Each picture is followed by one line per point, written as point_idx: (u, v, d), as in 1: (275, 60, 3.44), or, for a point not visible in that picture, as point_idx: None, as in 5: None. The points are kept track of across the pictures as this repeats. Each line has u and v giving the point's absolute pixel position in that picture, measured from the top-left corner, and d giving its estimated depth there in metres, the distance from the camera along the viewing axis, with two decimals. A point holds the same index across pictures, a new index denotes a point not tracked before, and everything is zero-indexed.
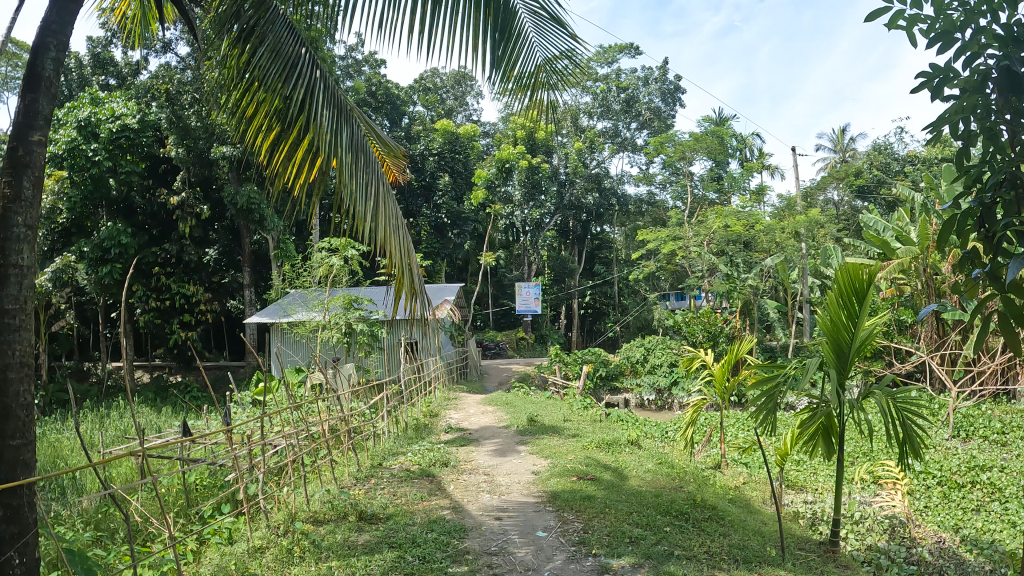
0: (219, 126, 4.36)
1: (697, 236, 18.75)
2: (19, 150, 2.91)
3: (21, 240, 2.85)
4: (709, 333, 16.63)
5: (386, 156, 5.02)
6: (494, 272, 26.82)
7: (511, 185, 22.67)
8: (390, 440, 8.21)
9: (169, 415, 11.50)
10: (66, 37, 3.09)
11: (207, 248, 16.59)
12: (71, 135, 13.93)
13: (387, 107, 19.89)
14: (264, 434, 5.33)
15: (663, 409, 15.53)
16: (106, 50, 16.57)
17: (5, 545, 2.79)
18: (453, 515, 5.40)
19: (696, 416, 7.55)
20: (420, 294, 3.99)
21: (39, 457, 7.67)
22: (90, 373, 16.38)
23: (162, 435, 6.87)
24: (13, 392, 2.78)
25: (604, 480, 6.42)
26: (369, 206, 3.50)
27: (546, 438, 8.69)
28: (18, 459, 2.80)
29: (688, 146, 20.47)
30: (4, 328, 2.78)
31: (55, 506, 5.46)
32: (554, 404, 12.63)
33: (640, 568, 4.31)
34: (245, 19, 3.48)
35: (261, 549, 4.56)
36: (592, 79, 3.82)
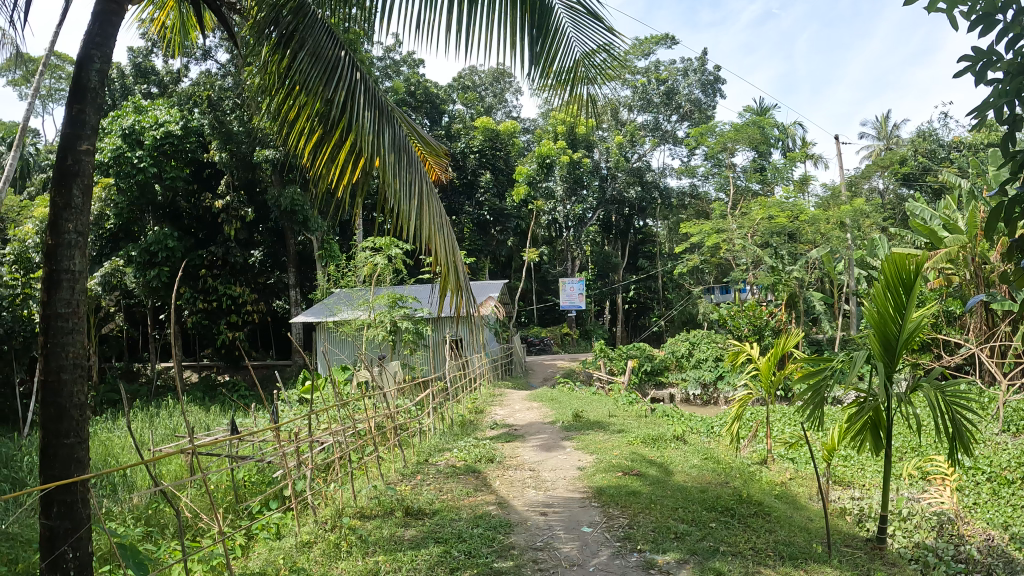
0: (262, 130, 4.44)
1: (740, 228, 18.46)
2: (68, 160, 3.00)
3: (73, 246, 2.96)
4: (755, 327, 16.38)
5: (428, 155, 5.04)
6: (536, 268, 26.84)
7: (552, 181, 22.56)
8: (436, 436, 8.29)
9: (217, 412, 11.78)
10: (109, 48, 3.19)
11: (252, 250, 16.95)
12: (116, 143, 14.37)
13: (428, 106, 19.99)
14: (310, 432, 5.42)
15: (708, 403, 15.36)
16: (147, 59, 17.00)
17: (60, 539, 2.91)
18: (499, 510, 5.41)
19: (742, 411, 7.43)
20: (465, 292, 3.98)
21: (93, 455, 7.92)
22: (141, 373, 16.85)
23: (211, 433, 7.04)
24: (67, 393, 2.88)
25: (649, 476, 6.38)
26: (412, 205, 3.52)
27: (591, 433, 8.66)
28: (72, 457, 2.90)
29: (730, 137, 20.13)
30: (58, 331, 2.88)
31: (108, 503, 5.64)
32: (599, 399, 12.57)
33: (685, 564, 4.27)
34: (285, 26, 3.55)
35: (309, 544, 4.64)
36: (632, 71, 3.78)
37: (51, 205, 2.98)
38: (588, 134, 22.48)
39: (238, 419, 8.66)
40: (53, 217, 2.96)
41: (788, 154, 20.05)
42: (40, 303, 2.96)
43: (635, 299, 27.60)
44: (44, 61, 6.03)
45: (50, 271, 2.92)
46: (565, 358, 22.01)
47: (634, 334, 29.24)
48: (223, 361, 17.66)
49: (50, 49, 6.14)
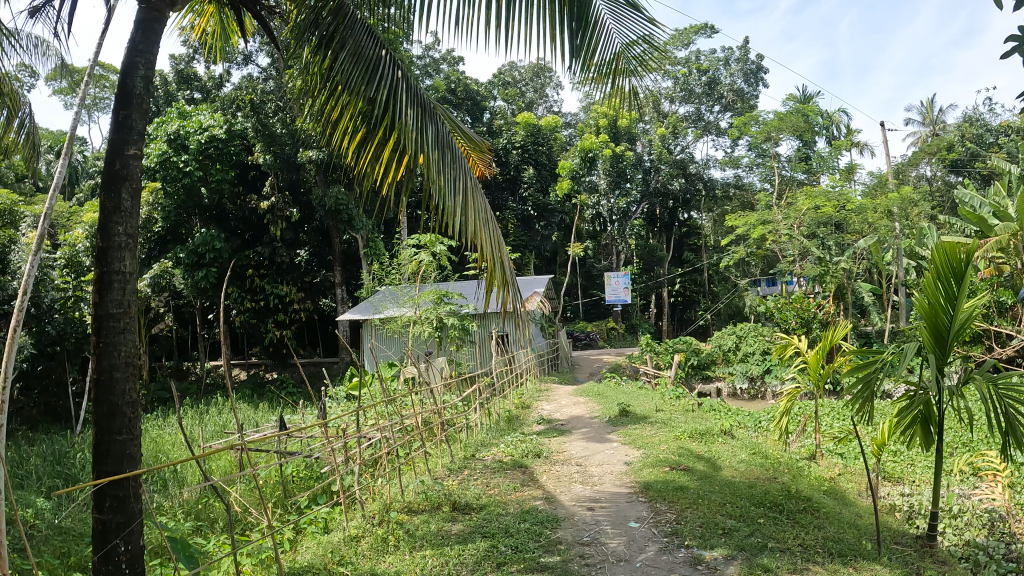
0: (306, 131, 4.50)
1: (786, 218, 18.07)
2: (117, 165, 3.10)
3: (123, 248, 3.05)
4: (803, 319, 16.08)
5: (471, 151, 5.04)
6: (581, 263, 26.77)
7: (596, 174, 22.38)
8: (483, 431, 8.34)
9: (265, 409, 12.06)
10: (152, 55, 3.27)
11: (298, 249, 17.28)
12: (162, 148, 14.78)
13: (468, 103, 20.01)
14: (358, 428, 5.46)
15: (756, 398, 15.08)
16: (189, 66, 17.40)
17: (113, 533, 3.00)
18: (546, 505, 5.43)
19: (790, 405, 7.28)
20: (512, 287, 3.97)
21: (145, 451, 8.16)
22: (190, 372, 17.31)
23: (260, 430, 7.19)
24: (120, 391, 2.99)
25: (697, 471, 6.29)
26: (457, 201, 3.54)
27: (638, 427, 8.61)
28: (124, 453, 3.00)
29: (774, 126, 19.76)
30: (110, 331, 2.99)
31: (160, 498, 5.83)
32: (645, 393, 12.46)
33: (734, 560, 4.21)
34: (324, 27, 3.61)
35: (357, 538, 4.72)
36: (673, 62, 3.72)
37: (101, 209, 3.08)
38: (630, 126, 22.27)
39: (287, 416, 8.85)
40: (105, 221, 3.06)
41: (834, 143, 19.57)
42: (92, 304, 3.07)
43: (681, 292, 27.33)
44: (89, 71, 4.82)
45: (102, 273, 3.02)
46: (612, 353, 21.91)
47: (680, 328, 28.98)
48: (271, 359, 18.08)
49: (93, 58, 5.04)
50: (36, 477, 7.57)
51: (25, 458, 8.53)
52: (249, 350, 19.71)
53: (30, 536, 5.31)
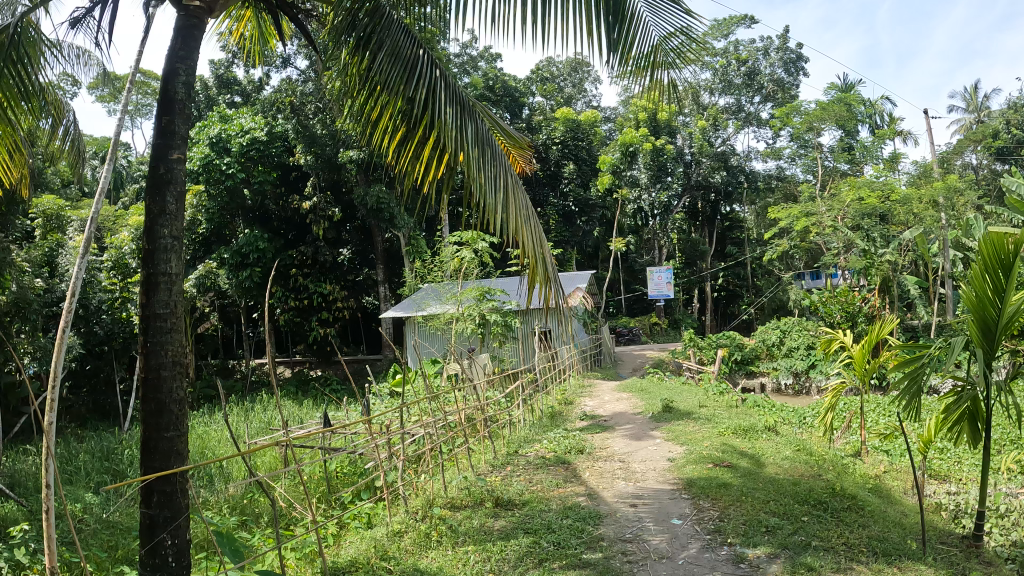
0: (346, 132, 4.55)
1: (830, 210, 17.67)
2: (161, 169, 3.18)
3: (168, 250, 3.13)
4: (848, 313, 15.73)
5: (511, 148, 5.03)
6: (623, 258, 26.61)
7: (636, 168, 22.16)
8: (526, 428, 8.35)
9: (309, 406, 12.26)
10: (193, 61, 3.35)
11: (340, 248, 17.53)
12: (205, 152, 15.15)
13: (507, 100, 19.97)
14: (401, 424, 5.49)
15: (800, 393, 14.80)
16: (228, 70, 17.74)
17: (160, 527, 3.08)
18: (589, 501, 5.41)
19: (836, 401, 7.13)
20: (554, 282, 3.97)
21: (192, 447, 8.37)
22: (235, 370, 17.68)
23: (304, 427, 7.32)
24: (167, 389, 3.06)
25: (741, 468, 6.22)
26: (499, 198, 3.56)
27: (681, 423, 8.54)
28: (172, 450, 3.08)
29: (815, 116, 19.35)
30: (158, 331, 3.07)
31: (207, 493, 5.99)
32: (689, 389, 12.34)
33: (776, 559, 4.14)
34: (361, 28, 3.64)
35: (400, 533, 4.77)
36: (712, 53, 3.68)
37: (147, 213, 3.16)
38: (670, 119, 22.01)
39: (331, 412, 9.01)
40: (150, 225, 3.14)
41: (878, 132, 19.07)
42: (141, 305, 3.15)
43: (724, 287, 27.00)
44: (131, 77, 4.67)
45: (149, 275, 3.10)
46: (655, 348, 21.71)
47: (724, 322, 28.67)
48: (315, 357, 18.40)
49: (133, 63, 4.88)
50: (85, 472, 7.84)
51: (75, 454, 8.83)
52: (293, 348, 20.05)
53: (80, 531, 5.52)
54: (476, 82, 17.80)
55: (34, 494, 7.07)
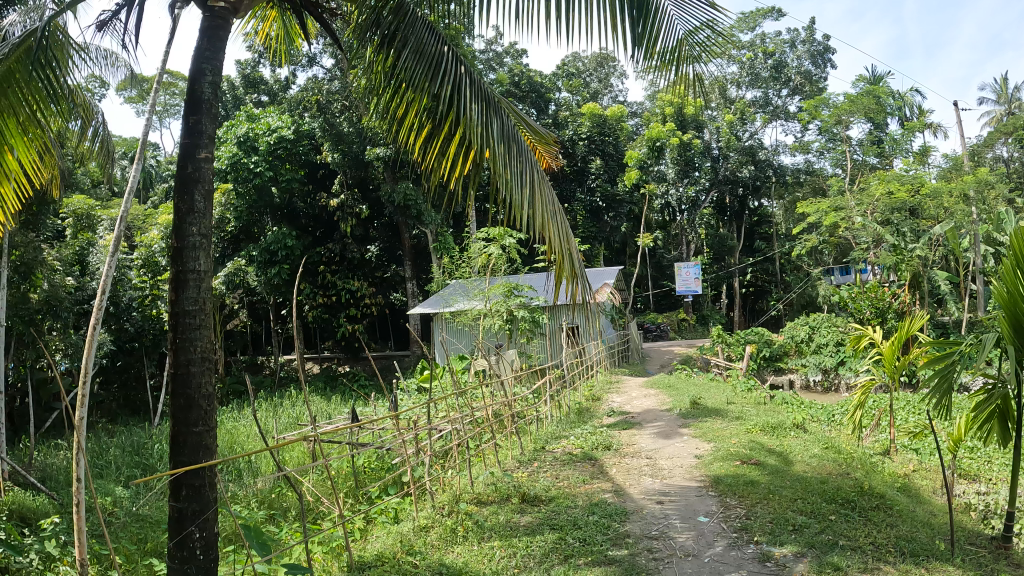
0: (372, 129, 4.57)
1: (859, 205, 17.42)
2: (189, 168, 3.22)
3: (197, 247, 3.17)
4: (877, 309, 15.50)
5: (536, 144, 5.02)
6: (651, 253, 26.48)
7: (663, 163, 22.01)
8: (553, 424, 8.35)
9: (337, 402, 12.38)
10: (219, 61, 3.38)
11: (368, 245, 17.63)
12: (233, 151, 15.37)
13: (533, 96, 19.81)
14: (428, 420, 5.52)
15: (830, 390, 14.73)
16: (255, 70, 17.93)
17: (189, 520, 3.13)
18: (615, 498, 5.40)
19: (865, 398, 7.03)
20: (581, 278, 3.95)
21: (221, 442, 8.51)
22: (264, 366, 17.89)
23: (332, 423, 7.39)
24: (196, 384, 3.11)
25: (768, 465, 6.15)
26: (525, 193, 3.56)
27: (709, 421, 8.47)
28: (200, 444, 3.13)
29: (843, 109, 19.09)
30: (186, 327, 3.12)
31: (236, 487, 6.08)
32: (717, 386, 12.25)
33: (803, 558, 4.10)
34: (385, 26, 3.66)
35: (426, 528, 4.79)
36: (738, 47, 3.64)
37: (176, 211, 3.20)
38: (697, 113, 21.85)
39: (360, 408, 9.09)
40: (180, 222, 3.19)
41: (907, 125, 18.74)
42: (170, 302, 3.21)
43: (752, 282, 26.73)
44: (158, 78, 4.75)
45: (178, 272, 3.15)
46: (683, 345, 21.58)
47: (752, 318, 28.41)
48: (343, 353, 18.57)
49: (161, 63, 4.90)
50: (116, 466, 7.98)
51: (107, 448, 9.00)
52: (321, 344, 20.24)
53: (110, 523, 5.65)
54: (502, 78, 17.75)
55: (65, 488, 7.23)
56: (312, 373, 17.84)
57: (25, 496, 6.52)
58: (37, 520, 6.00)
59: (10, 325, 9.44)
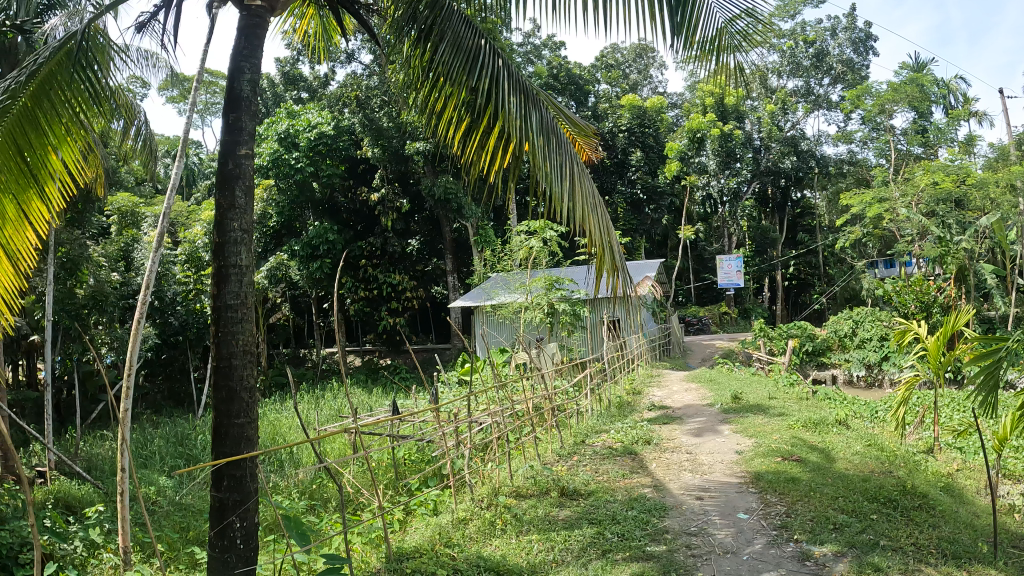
0: (410, 123, 4.60)
1: (904, 196, 16.97)
2: (230, 164, 3.28)
3: (238, 243, 3.23)
4: (922, 304, 15.18)
5: (576, 136, 4.98)
6: (692, 246, 26.22)
7: (704, 155, 21.74)
8: (593, 417, 8.32)
9: (377, 394, 12.53)
10: (257, 59, 3.42)
11: (409, 239, 17.76)
12: (274, 147, 15.64)
13: (572, 87, 19.15)
14: (468, 413, 5.54)
15: (873, 386, 14.38)
16: (294, 67, 18.15)
17: (230, 510, 3.19)
18: (654, 493, 5.37)
19: (909, 395, 6.86)
20: (622, 270, 3.94)
21: (263, 434, 8.66)
22: (305, 358, 18.17)
23: (373, 415, 7.46)
24: (238, 376, 3.17)
25: (811, 462, 6.05)
26: (565, 186, 3.56)
27: (751, 416, 8.37)
28: (242, 436, 3.19)
29: (886, 98, 18.65)
30: (228, 321, 3.18)
31: (278, 478, 6.20)
32: (760, 380, 12.10)
33: (843, 558, 4.03)
34: (422, 20, 3.67)
35: (465, 521, 4.82)
36: (778, 35, 3.59)
37: (218, 207, 3.27)
38: (738, 103, 21.54)
39: (401, 400, 9.19)
40: (222, 218, 3.25)
41: (952, 113, 18.23)
42: (213, 296, 3.27)
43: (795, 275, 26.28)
44: (199, 77, 4.93)
45: (220, 267, 3.21)
46: (725, 338, 21.25)
47: (795, 312, 27.94)
48: (384, 346, 18.76)
49: (201, 64, 5.07)
50: (160, 457, 8.18)
51: (151, 439, 9.23)
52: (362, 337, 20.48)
53: (153, 512, 5.81)
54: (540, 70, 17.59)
55: (111, 478, 7.44)
56: (352, 366, 18.06)
57: (72, 485, 6.73)
58: (82, 508, 6.19)
59: (57, 319, 9.77)
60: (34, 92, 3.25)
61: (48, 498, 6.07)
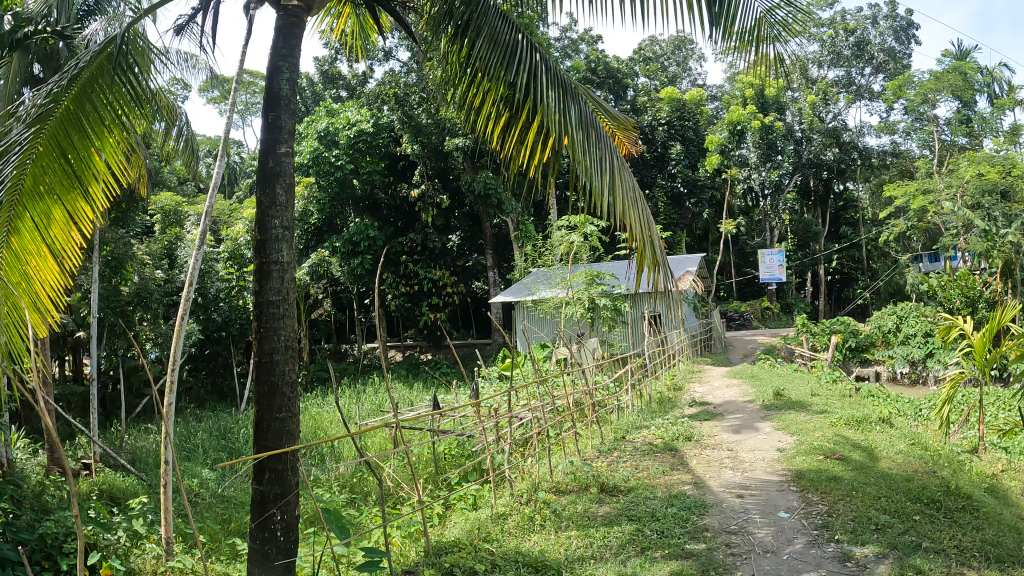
0: (448, 120, 4.61)
1: (948, 187, 16.56)
2: (270, 163, 3.33)
3: (279, 240, 3.28)
4: (968, 299, 14.77)
5: (615, 130, 4.95)
6: (733, 240, 25.92)
7: (745, 147, 21.48)
8: (634, 413, 8.28)
9: (418, 390, 12.64)
10: (295, 58, 3.46)
11: (450, 234, 17.84)
12: (314, 146, 15.91)
13: (610, 82, 19.03)
14: (508, 407, 5.55)
15: (917, 384, 14.07)
16: (332, 66, 18.38)
17: (271, 503, 3.25)
18: (695, 490, 5.33)
19: (953, 393, 6.69)
20: (662, 265, 3.91)
21: (306, 428, 8.81)
22: (346, 353, 18.42)
23: (414, 410, 7.54)
24: (280, 371, 3.23)
25: (853, 461, 5.95)
26: (605, 180, 3.56)
27: (792, 413, 8.25)
28: (283, 430, 3.24)
29: (929, 87, 18.20)
30: (270, 317, 3.24)
31: (320, 471, 6.30)
32: (802, 377, 11.91)
33: (885, 559, 3.95)
34: (459, 16, 3.67)
35: (504, 516, 4.83)
36: (817, 24, 3.55)
37: (259, 204, 3.32)
38: (779, 94, 21.32)
39: (442, 395, 9.28)
40: (263, 216, 3.30)
41: (998, 102, 17.69)
42: (256, 292, 3.34)
43: (837, 269, 25.75)
44: (238, 77, 5.00)
45: (262, 263, 3.27)
46: (766, 334, 20.91)
47: (838, 307, 27.37)
48: (424, 341, 18.89)
49: (241, 65, 5.15)
50: (203, 450, 8.37)
51: (194, 433, 9.43)
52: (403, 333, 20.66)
53: (196, 504, 5.96)
54: (577, 65, 17.48)
55: (155, 470, 7.65)
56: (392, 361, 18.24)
57: (117, 477, 6.94)
58: (126, 499, 6.36)
59: (103, 316, 10.06)
60: (76, 95, 3.33)
61: (93, 490, 6.27)
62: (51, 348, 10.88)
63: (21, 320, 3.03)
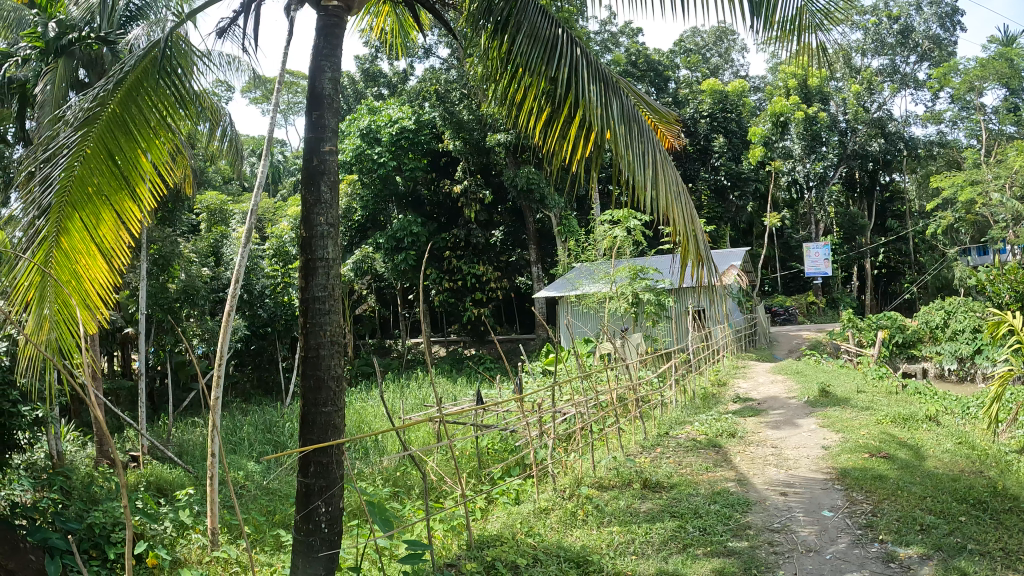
0: (489, 115, 4.61)
1: (997, 178, 16.05)
2: (315, 161, 3.39)
3: (325, 237, 3.33)
4: (1019, 293, 14.19)
5: (658, 123, 4.90)
6: (778, 234, 25.52)
7: (788, 139, 21.10)
8: (678, 409, 8.22)
9: (463, 384, 12.70)
10: (337, 58, 3.50)
11: (492, 230, 17.87)
12: (357, 143, 16.10)
13: (651, 74, 18.84)
14: (553, 402, 5.54)
15: (965, 380, 13.66)
16: (374, 64, 18.53)
17: (315, 496, 3.30)
18: (738, 488, 5.26)
19: (1003, 390, 6.46)
20: (707, 260, 3.86)
21: (350, 421, 8.96)
22: (391, 349, 18.63)
23: (456, 405, 7.61)
24: (325, 365, 3.28)
25: (900, 459, 5.81)
26: (648, 173, 3.53)
27: (837, 410, 8.10)
28: (328, 424, 3.29)
29: (976, 75, 17.64)
30: (317, 312, 3.29)
31: (365, 464, 6.40)
32: (848, 373, 11.66)
33: (930, 560, 3.86)
34: (499, 12, 3.67)
35: (546, 511, 4.84)
36: (861, 12, 3.47)
37: (304, 203, 3.38)
38: (823, 85, 20.95)
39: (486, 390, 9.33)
40: (308, 213, 3.36)
41: None
42: (302, 288, 3.40)
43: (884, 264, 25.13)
44: (280, 77, 5.04)
45: (308, 260, 3.32)
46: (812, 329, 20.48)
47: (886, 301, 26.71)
48: (469, 337, 18.86)
49: (283, 65, 5.21)
50: (249, 443, 8.57)
51: (240, 426, 9.66)
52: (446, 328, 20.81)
53: (242, 496, 6.11)
54: (617, 58, 17.34)
55: (202, 462, 7.86)
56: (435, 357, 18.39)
57: (165, 469, 7.14)
58: (174, 491, 6.56)
59: (152, 312, 10.32)
60: (123, 97, 3.41)
61: (142, 481, 6.48)
62: (101, 344, 11.22)
63: (71, 317, 3.16)
